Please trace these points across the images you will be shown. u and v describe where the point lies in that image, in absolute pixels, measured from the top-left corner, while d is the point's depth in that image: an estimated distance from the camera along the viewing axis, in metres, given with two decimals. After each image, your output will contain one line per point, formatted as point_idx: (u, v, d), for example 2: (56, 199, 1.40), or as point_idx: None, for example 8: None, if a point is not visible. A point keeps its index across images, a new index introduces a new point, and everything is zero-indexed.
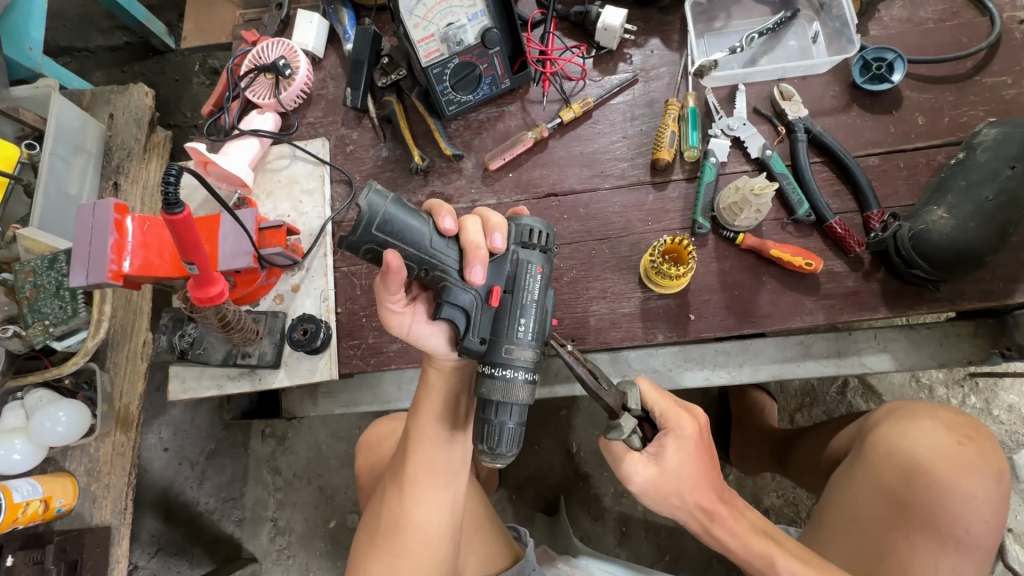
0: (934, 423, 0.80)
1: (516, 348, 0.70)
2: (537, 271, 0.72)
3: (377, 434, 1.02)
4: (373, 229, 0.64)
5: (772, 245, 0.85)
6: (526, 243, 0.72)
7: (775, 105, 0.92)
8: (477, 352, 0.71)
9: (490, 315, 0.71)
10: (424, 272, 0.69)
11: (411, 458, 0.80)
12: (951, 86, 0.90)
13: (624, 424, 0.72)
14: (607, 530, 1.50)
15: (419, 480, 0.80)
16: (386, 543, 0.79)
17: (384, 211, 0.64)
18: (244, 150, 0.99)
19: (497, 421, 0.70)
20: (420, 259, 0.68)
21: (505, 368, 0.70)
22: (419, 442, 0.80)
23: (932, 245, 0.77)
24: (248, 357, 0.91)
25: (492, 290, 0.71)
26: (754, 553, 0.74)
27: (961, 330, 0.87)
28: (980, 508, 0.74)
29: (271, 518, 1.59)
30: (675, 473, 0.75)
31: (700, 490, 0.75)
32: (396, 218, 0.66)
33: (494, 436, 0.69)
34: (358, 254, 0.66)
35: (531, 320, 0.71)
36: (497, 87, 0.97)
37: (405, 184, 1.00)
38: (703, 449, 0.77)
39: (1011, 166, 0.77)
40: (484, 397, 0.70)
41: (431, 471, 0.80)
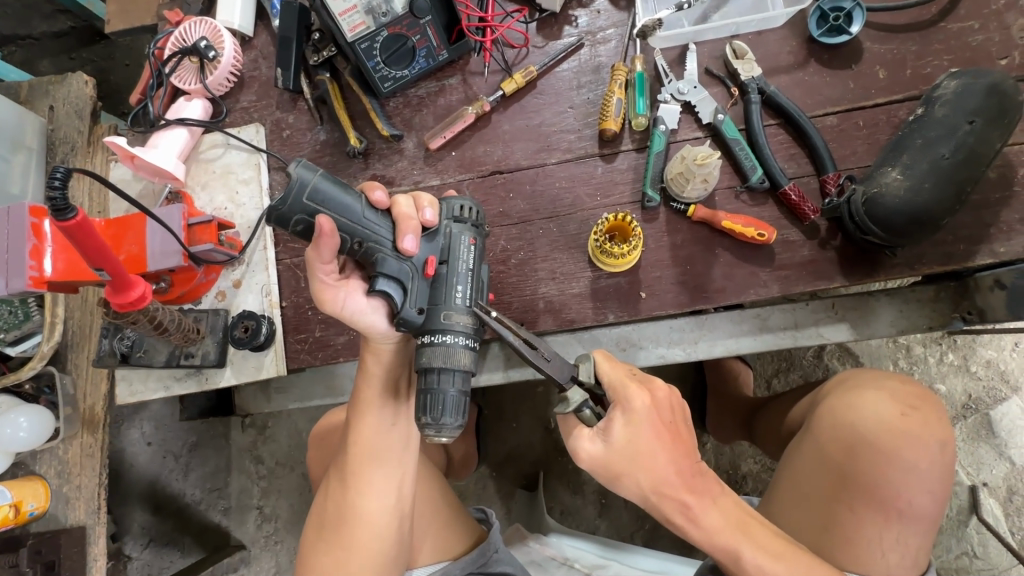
0: (879, 394, 0.78)
1: (455, 312, 0.67)
2: (471, 243, 0.69)
3: (329, 425, 1.01)
4: (304, 197, 0.61)
5: (724, 216, 0.81)
6: (458, 217, 0.70)
7: (728, 64, 0.87)
8: (414, 323, 0.67)
9: (426, 285, 0.68)
10: (357, 245, 0.66)
11: (355, 451, 0.79)
12: (914, 35, 0.84)
13: (572, 395, 0.69)
14: (587, 503, 1.51)
15: (363, 472, 0.79)
16: (333, 536, 0.79)
17: (314, 182, 0.62)
18: (173, 141, 0.94)
19: (438, 388, 0.65)
20: (353, 230, 0.65)
21: (444, 333, 0.66)
22: (361, 433, 0.79)
23: (885, 209, 0.72)
24: (191, 358, 0.89)
25: (428, 260, 0.68)
26: (721, 544, 0.67)
27: (922, 295, 0.84)
28: (925, 478, 0.72)
29: (257, 505, 1.59)
30: (626, 454, 0.68)
31: (660, 477, 0.67)
32: (328, 190, 0.63)
33: (437, 405, 0.64)
34: (287, 226, 0.63)
35: (469, 287, 0.69)
36: (434, 59, 0.91)
37: (345, 168, 0.95)
38: (665, 428, 0.69)
39: (969, 121, 0.71)
40: (426, 368, 0.66)
41: (375, 462, 0.79)
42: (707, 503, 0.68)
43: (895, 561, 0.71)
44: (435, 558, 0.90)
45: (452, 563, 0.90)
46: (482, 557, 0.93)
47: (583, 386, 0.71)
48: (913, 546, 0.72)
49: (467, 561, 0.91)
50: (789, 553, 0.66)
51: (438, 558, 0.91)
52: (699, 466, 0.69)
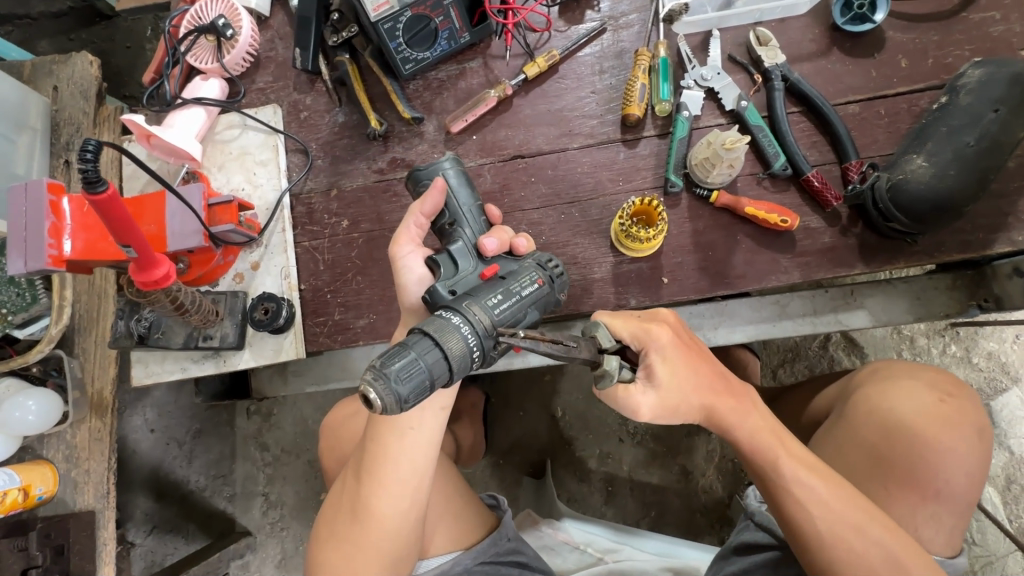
0: (915, 382, 0.82)
1: (477, 306, 0.62)
2: (536, 281, 0.69)
3: (347, 414, 1.01)
4: (443, 168, 0.73)
5: (747, 202, 0.82)
6: (541, 264, 0.72)
7: (751, 51, 0.87)
8: (438, 297, 0.65)
9: (474, 281, 0.68)
10: (448, 223, 0.72)
11: (373, 450, 0.76)
12: (936, 25, 0.84)
13: (608, 364, 0.65)
14: (593, 490, 1.52)
15: (377, 473, 0.75)
16: (351, 531, 0.77)
17: (457, 168, 0.74)
18: (191, 120, 0.93)
19: (410, 347, 0.55)
20: (456, 212, 0.72)
21: (454, 312, 0.60)
22: (380, 432, 0.75)
23: (910, 196, 0.73)
24: (210, 340, 0.88)
25: (492, 266, 0.69)
26: (757, 453, 0.70)
27: (940, 282, 0.85)
28: (961, 462, 0.75)
29: (263, 492, 1.59)
30: (674, 391, 0.69)
31: (705, 392, 0.70)
32: (460, 180, 0.74)
33: (396, 355, 0.53)
34: (416, 184, 0.74)
35: (506, 304, 0.64)
36: (455, 42, 0.91)
37: (364, 151, 0.94)
38: (693, 360, 0.70)
39: (994, 109, 0.72)
40: (415, 329, 0.58)
41: (391, 464, 0.75)
42: (752, 422, 0.71)
43: (929, 536, 0.75)
44: (448, 548, 0.91)
45: (464, 553, 0.90)
46: (494, 544, 0.93)
47: (607, 352, 0.67)
48: (946, 524, 0.75)
49: (479, 551, 0.92)
50: (828, 472, 0.69)
51: (452, 548, 0.91)
52: (723, 374, 0.73)
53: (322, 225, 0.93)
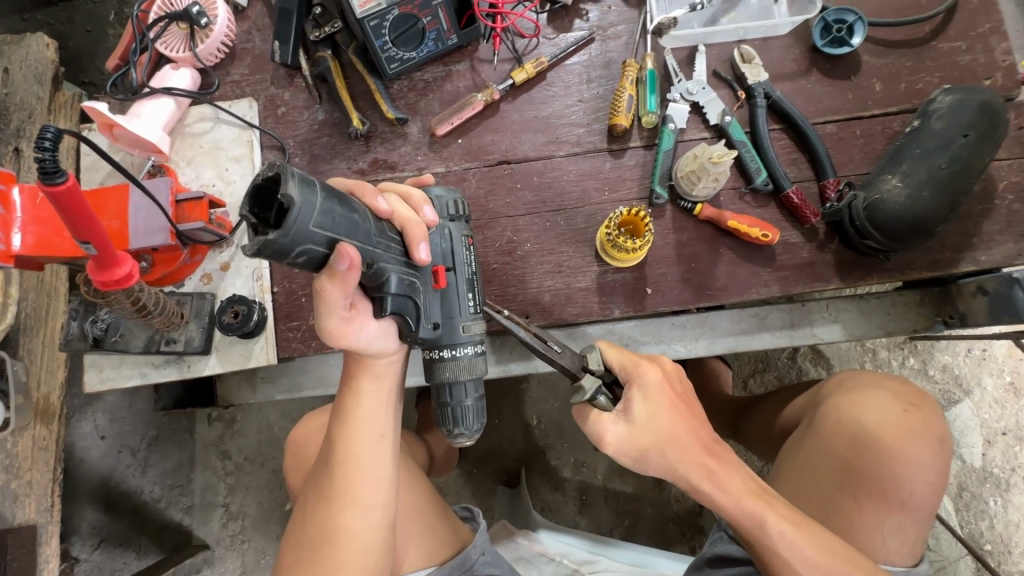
0: (882, 393, 0.84)
1: (469, 322, 0.70)
2: (469, 242, 0.72)
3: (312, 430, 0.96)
4: (313, 226, 0.47)
5: (730, 216, 0.83)
6: (455, 216, 0.71)
7: (735, 68, 0.89)
8: (431, 340, 0.67)
9: (435, 296, 0.67)
10: (368, 268, 0.57)
11: (337, 464, 0.72)
12: (909, 51, 0.88)
13: (587, 386, 0.68)
14: (568, 500, 1.51)
15: (342, 487, 0.71)
16: (310, 558, 0.71)
17: (321, 203, 0.48)
18: (159, 111, 0.88)
19: (461, 402, 0.70)
20: (365, 252, 0.55)
21: (464, 345, 0.69)
22: (346, 442, 0.72)
23: (885, 214, 0.76)
24: (173, 344, 0.83)
25: (437, 270, 0.67)
26: (748, 517, 0.66)
27: (909, 299, 0.88)
28: (924, 471, 0.78)
29: (223, 503, 1.50)
30: (648, 426, 0.67)
31: (681, 438, 0.68)
32: (337, 214, 0.50)
33: (467, 417, 0.69)
34: (285, 258, 0.48)
35: (472, 294, 0.71)
36: (443, 43, 0.89)
37: (345, 150, 0.91)
38: (674, 408, 0.68)
39: (963, 134, 0.75)
40: (450, 384, 0.69)
41: (357, 478, 0.71)
42: (740, 487, 0.68)
43: (893, 547, 0.77)
44: (421, 564, 0.87)
45: (439, 567, 0.87)
46: (468, 558, 0.91)
47: (594, 374, 0.71)
48: (911, 535, 0.77)
49: (453, 566, 0.88)
50: (806, 525, 0.67)
51: (425, 563, 0.88)
52: (712, 432, 0.71)
53: None
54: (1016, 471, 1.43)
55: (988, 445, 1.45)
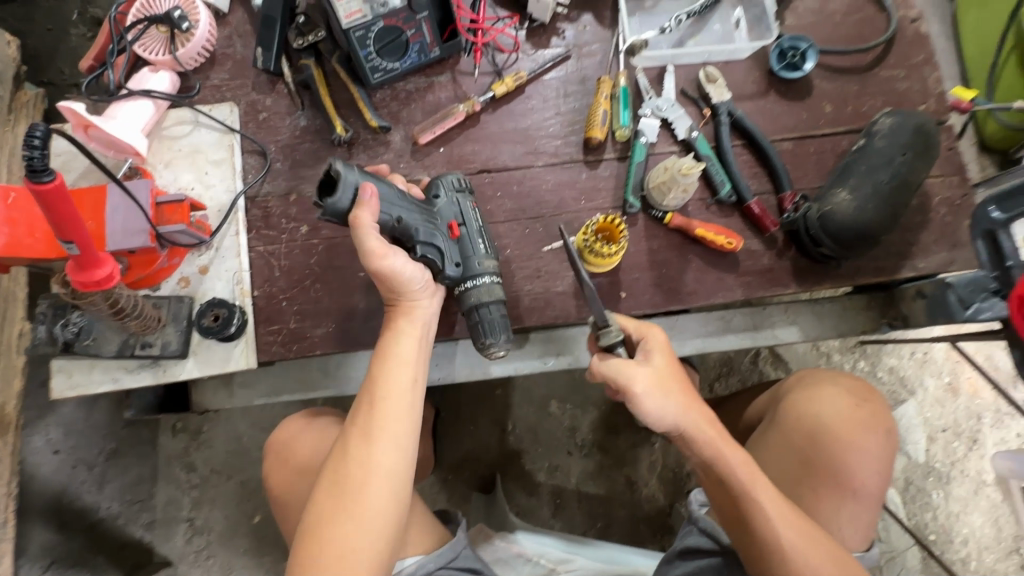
0: (837, 389, 0.90)
1: (484, 258, 0.81)
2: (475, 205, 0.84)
3: (302, 426, 0.92)
4: (349, 179, 0.70)
5: (698, 225, 0.88)
6: (460, 189, 0.84)
7: (700, 87, 0.95)
8: (455, 275, 0.80)
9: (453, 244, 0.80)
10: (395, 223, 0.75)
11: (368, 412, 0.74)
12: (854, 77, 0.97)
13: (607, 335, 0.76)
14: (542, 503, 1.54)
15: (372, 434, 0.73)
16: (329, 505, 0.70)
17: (356, 173, 0.71)
18: (137, 113, 0.87)
19: (489, 318, 0.81)
20: (390, 208, 0.74)
21: (482, 275, 0.80)
22: (380, 390, 0.74)
23: (837, 225, 0.82)
24: (149, 348, 0.82)
25: (452, 223, 0.80)
26: (741, 465, 0.74)
27: (858, 303, 0.96)
28: (874, 461, 0.84)
29: (187, 517, 1.45)
30: (669, 375, 0.75)
31: (693, 399, 0.76)
32: (367, 179, 0.72)
33: (494, 328, 0.80)
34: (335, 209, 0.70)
35: (485, 242, 0.83)
36: (426, 55, 0.92)
37: (328, 156, 0.92)
38: (681, 373, 0.76)
39: (902, 153, 0.84)
40: (477, 305, 0.80)
41: (387, 428, 0.73)
42: (734, 449, 0.75)
43: (848, 534, 0.83)
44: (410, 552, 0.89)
45: (427, 556, 0.89)
46: (452, 551, 0.91)
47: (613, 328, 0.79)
48: (863, 521, 0.83)
49: (437, 555, 0.89)
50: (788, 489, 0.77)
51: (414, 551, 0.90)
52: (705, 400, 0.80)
53: (279, 230, 0.90)
54: (955, 465, 1.55)
55: (930, 441, 1.56)
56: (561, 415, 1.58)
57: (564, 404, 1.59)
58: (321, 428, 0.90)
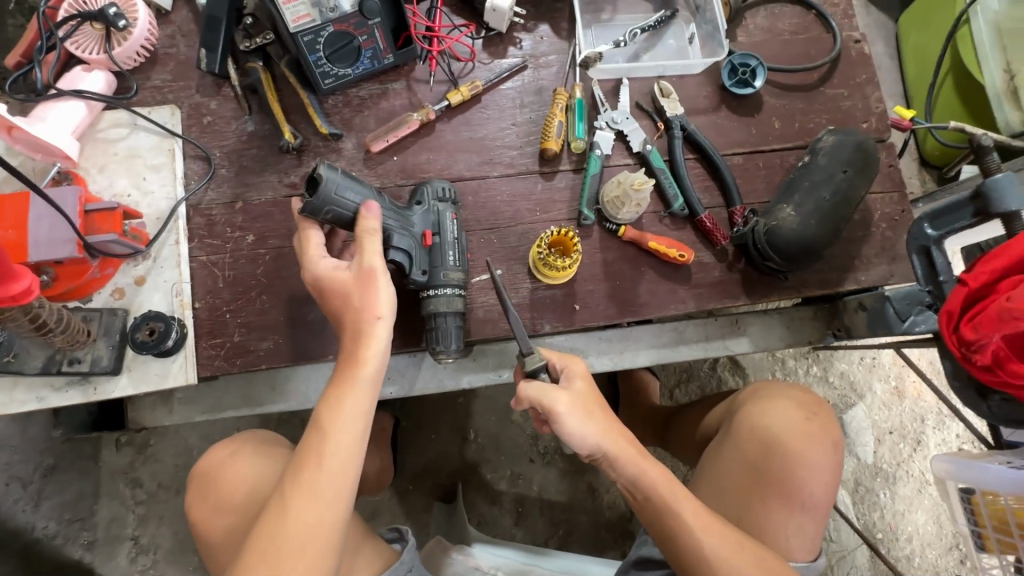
0: (789, 402, 0.93)
1: (450, 270, 0.81)
2: (454, 217, 0.84)
3: (224, 457, 0.87)
4: (332, 185, 0.70)
5: (651, 238, 0.89)
6: (441, 197, 0.84)
7: (655, 101, 0.96)
8: (419, 282, 0.80)
9: (423, 251, 0.80)
10: None
11: (314, 471, 0.65)
12: (802, 94, 1.00)
13: (531, 360, 0.78)
14: (504, 512, 1.53)
15: (315, 497, 0.64)
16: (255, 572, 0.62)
17: (340, 180, 0.72)
18: (67, 114, 0.82)
19: (444, 325, 0.82)
20: None
21: (444, 286, 0.81)
22: (328, 448, 0.66)
23: (783, 239, 0.84)
24: (77, 364, 0.77)
25: (425, 232, 0.80)
26: (660, 480, 0.77)
27: (805, 313, 0.98)
28: (823, 474, 0.86)
29: (131, 536, 1.38)
30: (587, 398, 0.77)
31: (612, 422, 0.78)
32: (350, 186, 0.73)
33: (445, 336, 0.81)
34: (318, 213, 0.71)
35: (456, 253, 0.82)
36: (379, 62, 0.90)
37: (276, 163, 0.89)
38: (598, 395, 0.79)
39: (843, 170, 0.86)
40: (433, 312, 0.81)
41: (329, 491, 0.65)
42: (649, 458, 0.78)
43: (795, 545, 0.85)
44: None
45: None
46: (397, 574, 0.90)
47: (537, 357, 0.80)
48: (809, 531, 0.86)
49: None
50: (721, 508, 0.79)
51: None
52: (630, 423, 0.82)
53: (223, 239, 0.86)
54: (900, 465, 1.61)
55: (878, 443, 1.62)
56: (523, 422, 1.57)
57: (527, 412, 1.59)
58: (240, 459, 0.86)
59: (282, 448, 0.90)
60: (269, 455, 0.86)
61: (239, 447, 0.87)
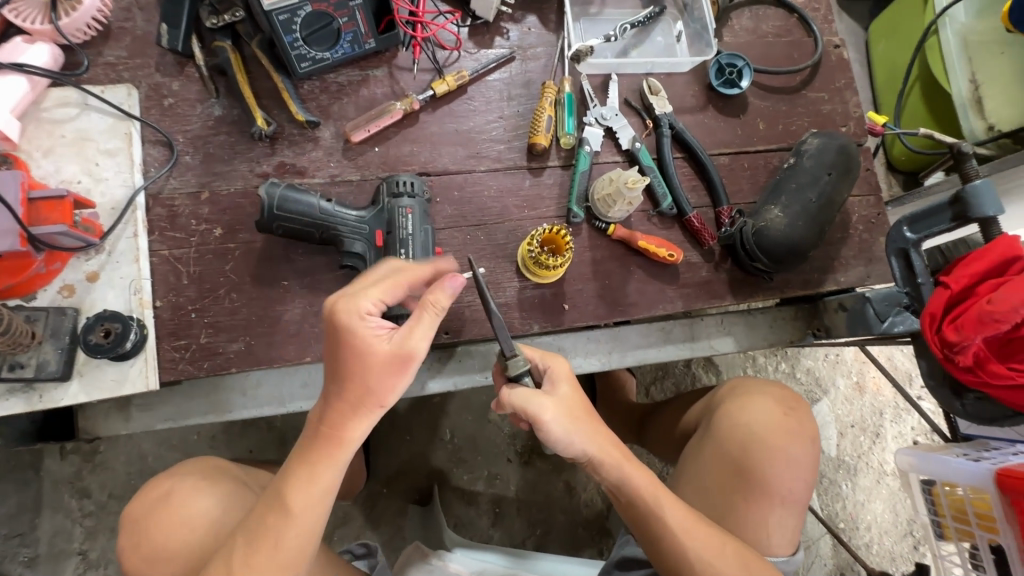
0: (768, 399, 0.94)
1: None
2: (408, 210, 0.79)
3: (154, 501, 0.76)
4: (268, 198, 0.75)
5: (641, 236, 0.88)
6: (395, 192, 0.79)
7: (643, 98, 0.95)
8: None
9: (377, 253, 0.78)
10: (323, 235, 0.77)
11: (270, 549, 0.58)
12: (785, 97, 1.01)
13: (515, 363, 0.72)
14: (481, 513, 1.50)
15: (268, 569, 0.59)
16: None
17: (279, 193, 0.75)
18: (5, 89, 0.74)
19: None
20: (316, 224, 0.76)
21: None
22: (291, 495, 0.59)
23: (771, 240, 0.85)
24: (20, 369, 0.70)
25: (376, 232, 0.78)
26: (643, 484, 0.76)
27: (786, 313, 1.00)
28: (801, 469, 0.88)
29: (79, 551, 1.28)
30: (574, 404, 0.74)
31: (599, 429, 0.76)
32: (291, 197, 0.76)
33: None
34: (267, 228, 0.76)
35: (412, 249, 0.78)
36: (360, 47, 0.85)
37: (246, 151, 0.83)
38: (584, 401, 0.76)
39: (828, 173, 0.87)
40: None
41: (294, 540, 0.59)
42: (631, 460, 0.77)
43: (777, 539, 0.86)
44: None
45: None
46: None
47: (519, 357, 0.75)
48: (789, 526, 0.87)
49: None
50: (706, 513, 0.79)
51: None
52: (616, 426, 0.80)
53: (188, 233, 0.80)
54: (861, 457, 1.68)
55: (841, 436, 1.68)
56: (500, 422, 1.55)
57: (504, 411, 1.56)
58: (178, 499, 0.75)
59: (228, 476, 0.81)
60: (212, 486, 0.77)
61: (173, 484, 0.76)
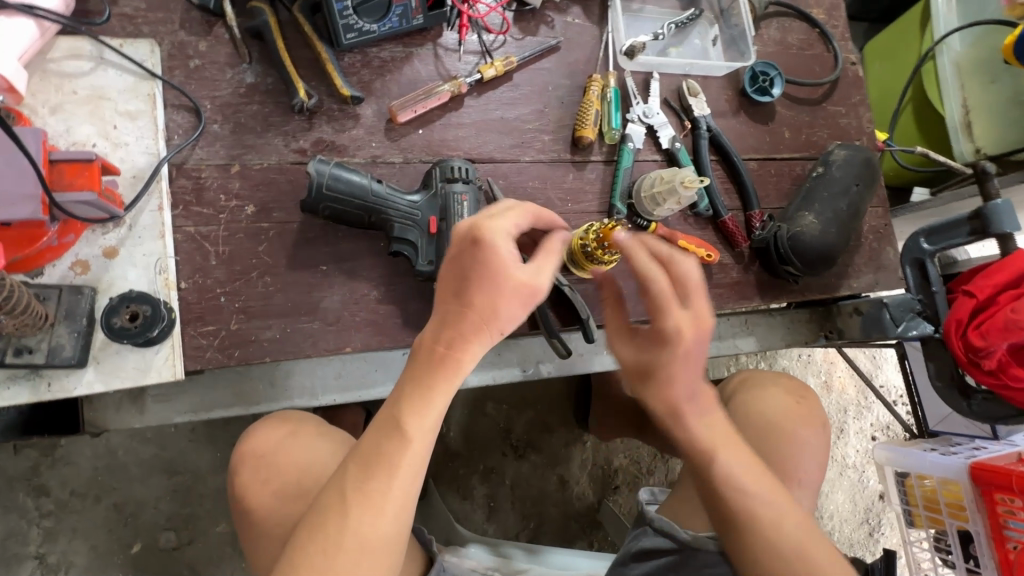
0: (778, 388, 0.99)
1: None
2: (463, 198, 0.76)
3: (280, 437, 0.75)
4: (319, 175, 0.70)
5: (681, 236, 0.89)
6: (450, 178, 0.76)
7: (682, 98, 0.96)
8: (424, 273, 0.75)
9: (429, 240, 0.75)
10: (373, 219, 0.73)
11: (384, 480, 0.57)
12: (809, 108, 1.05)
13: None
14: (475, 507, 1.49)
15: (374, 503, 0.56)
16: (318, 551, 0.55)
17: (330, 172, 0.70)
18: (10, 32, 0.64)
19: None
20: (367, 207, 0.72)
21: None
22: (408, 418, 0.58)
23: (805, 245, 0.89)
24: (28, 354, 0.62)
25: (430, 220, 0.75)
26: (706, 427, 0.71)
27: (803, 316, 1.05)
28: (816, 451, 0.92)
29: (36, 554, 1.15)
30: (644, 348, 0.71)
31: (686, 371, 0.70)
32: (342, 177, 0.71)
33: None
34: (314, 210, 0.71)
35: None
36: (407, 22, 0.81)
37: (281, 123, 0.77)
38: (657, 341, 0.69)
39: (856, 184, 0.94)
40: None
41: (406, 469, 0.57)
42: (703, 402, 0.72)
43: None
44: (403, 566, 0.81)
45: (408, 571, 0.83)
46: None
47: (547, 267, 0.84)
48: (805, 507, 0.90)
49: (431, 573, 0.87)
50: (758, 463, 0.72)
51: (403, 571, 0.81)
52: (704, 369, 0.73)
53: (216, 209, 0.73)
54: None
55: None
56: (497, 415, 1.54)
57: (501, 404, 1.55)
58: (303, 440, 0.75)
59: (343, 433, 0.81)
60: (331, 438, 0.77)
61: (299, 425, 0.77)
